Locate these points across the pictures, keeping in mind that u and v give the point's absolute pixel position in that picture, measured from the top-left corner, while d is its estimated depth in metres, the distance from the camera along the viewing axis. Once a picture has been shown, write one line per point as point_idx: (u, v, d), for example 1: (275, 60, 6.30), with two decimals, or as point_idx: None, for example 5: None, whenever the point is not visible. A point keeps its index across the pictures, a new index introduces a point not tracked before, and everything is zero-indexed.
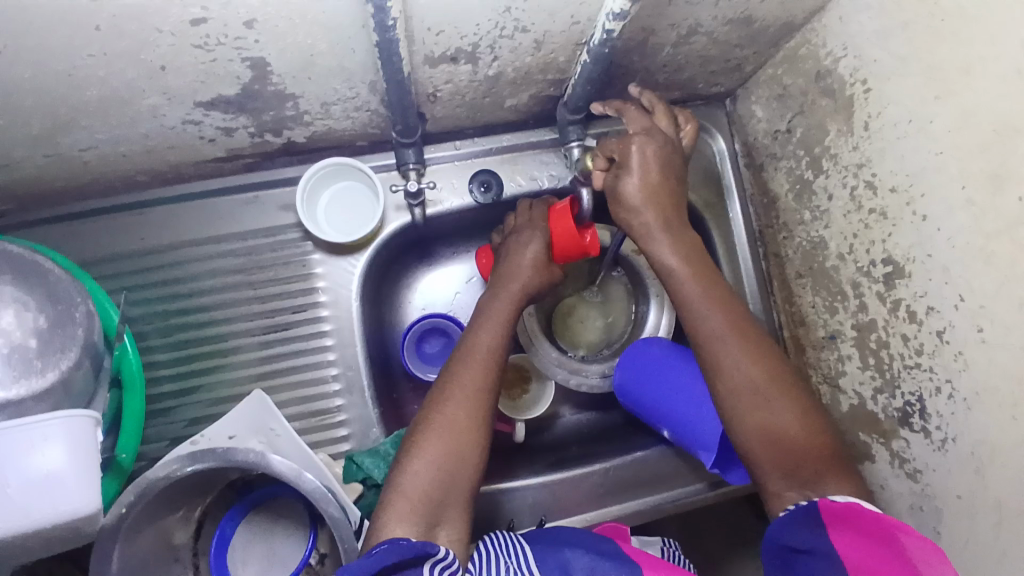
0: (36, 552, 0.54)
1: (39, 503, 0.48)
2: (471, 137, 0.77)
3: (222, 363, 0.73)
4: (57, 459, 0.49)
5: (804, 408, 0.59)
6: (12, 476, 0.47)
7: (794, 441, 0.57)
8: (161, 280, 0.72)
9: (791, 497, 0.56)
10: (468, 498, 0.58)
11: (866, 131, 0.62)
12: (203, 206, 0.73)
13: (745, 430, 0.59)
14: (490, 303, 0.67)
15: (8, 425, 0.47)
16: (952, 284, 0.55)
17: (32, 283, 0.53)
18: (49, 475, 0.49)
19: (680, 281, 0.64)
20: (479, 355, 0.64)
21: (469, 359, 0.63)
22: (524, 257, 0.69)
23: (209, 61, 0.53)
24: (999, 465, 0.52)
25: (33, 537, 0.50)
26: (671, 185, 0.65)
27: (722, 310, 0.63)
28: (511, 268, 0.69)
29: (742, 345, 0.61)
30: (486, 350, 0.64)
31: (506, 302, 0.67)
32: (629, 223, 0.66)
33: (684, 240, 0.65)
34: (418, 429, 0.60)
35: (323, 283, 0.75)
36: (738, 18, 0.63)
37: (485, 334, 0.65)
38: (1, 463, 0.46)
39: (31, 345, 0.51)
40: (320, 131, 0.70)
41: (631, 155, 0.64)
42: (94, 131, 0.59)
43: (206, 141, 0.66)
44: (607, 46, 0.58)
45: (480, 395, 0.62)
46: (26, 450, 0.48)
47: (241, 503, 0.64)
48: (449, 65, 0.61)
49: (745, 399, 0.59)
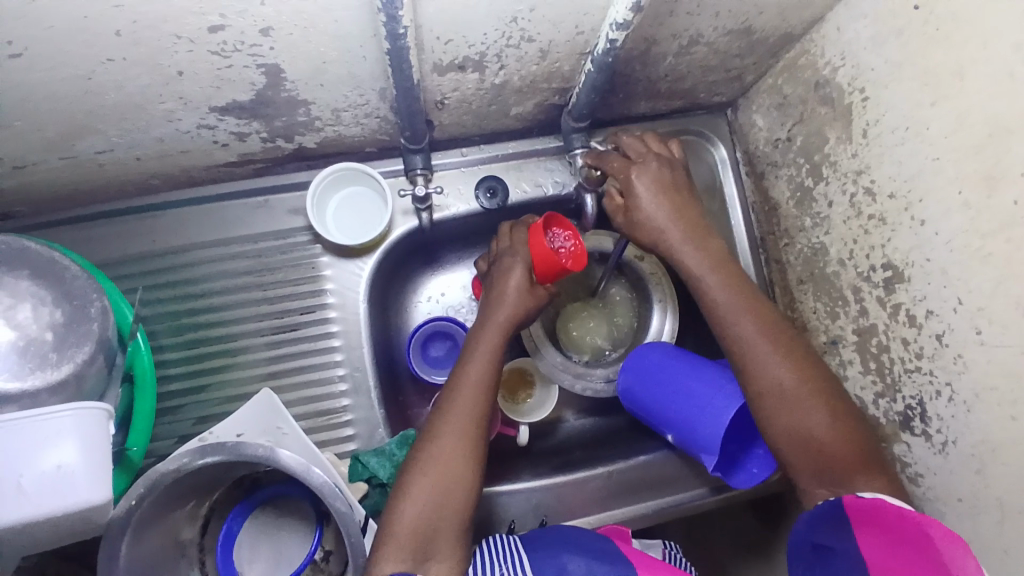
0: (56, 541, 0.56)
1: (50, 495, 0.50)
2: (477, 145, 0.79)
3: (230, 363, 0.74)
4: (69, 452, 0.50)
5: (836, 410, 0.60)
6: (26, 468, 0.49)
7: (827, 443, 0.59)
8: (173, 281, 0.74)
9: (821, 494, 0.58)
10: (460, 532, 0.59)
11: (865, 138, 0.63)
12: (214, 209, 0.75)
13: (775, 431, 0.61)
14: (483, 329, 0.68)
15: (24, 416, 0.49)
16: (950, 286, 0.56)
17: (51, 280, 0.55)
18: (62, 468, 0.50)
19: (705, 287, 0.66)
20: (470, 385, 0.64)
21: (461, 391, 0.64)
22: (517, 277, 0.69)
23: (225, 67, 0.55)
24: (1000, 464, 0.53)
25: (46, 527, 0.52)
26: (686, 203, 0.69)
27: (754, 315, 0.64)
28: (505, 282, 0.70)
29: (775, 348, 0.62)
30: (479, 379, 0.65)
31: (500, 326, 0.68)
32: (653, 242, 0.70)
33: (708, 249, 0.68)
34: (411, 462, 0.61)
35: (331, 285, 0.76)
36: (738, 29, 0.64)
37: (476, 362, 0.66)
38: (15, 455, 0.48)
39: (47, 339, 0.53)
40: (330, 137, 0.72)
41: (632, 184, 0.69)
42: (110, 135, 0.62)
43: (219, 146, 0.68)
44: (610, 55, 0.60)
45: (473, 427, 0.63)
46: (40, 442, 0.49)
47: (247, 502, 0.65)
48: (457, 73, 0.63)
49: (774, 401, 0.61)
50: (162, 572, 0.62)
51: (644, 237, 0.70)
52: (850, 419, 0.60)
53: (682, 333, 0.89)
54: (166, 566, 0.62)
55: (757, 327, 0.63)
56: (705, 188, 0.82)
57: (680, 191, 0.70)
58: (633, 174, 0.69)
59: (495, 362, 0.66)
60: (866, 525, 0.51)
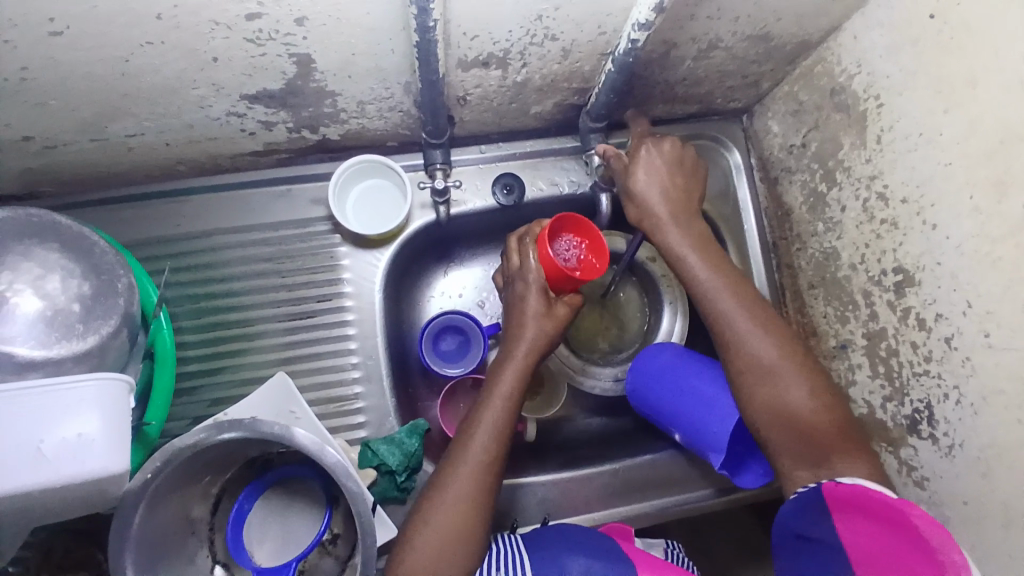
0: (64, 513, 0.56)
1: (70, 462, 0.49)
2: (496, 142, 0.81)
3: (246, 347, 0.75)
4: (90, 422, 0.50)
5: (818, 388, 0.61)
6: (47, 434, 0.49)
7: (806, 419, 0.59)
8: (194, 264, 0.76)
9: (802, 476, 0.58)
10: None
11: (879, 144, 0.64)
12: (237, 196, 0.77)
13: (756, 410, 0.62)
14: (505, 365, 0.68)
15: (47, 384, 0.49)
16: (960, 290, 0.56)
17: (79, 253, 0.57)
18: (82, 437, 0.50)
19: (684, 261, 0.69)
20: (488, 424, 0.64)
21: (479, 431, 0.64)
22: (535, 304, 0.69)
23: (259, 55, 0.57)
24: (1006, 467, 0.53)
25: (61, 496, 0.52)
26: (678, 186, 0.72)
27: (738, 294, 0.66)
28: (526, 306, 0.69)
29: (756, 326, 0.64)
30: (496, 419, 0.65)
31: (518, 363, 0.68)
32: (641, 217, 0.72)
33: (692, 232, 0.70)
34: (419, 511, 0.62)
35: (348, 274, 0.77)
36: (756, 35, 0.66)
37: (496, 401, 0.66)
38: (37, 420, 0.48)
39: (75, 310, 0.54)
40: (354, 130, 0.73)
41: (641, 149, 0.72)
42: (142, 118, 0.63)
43: (246, 134, 0.70)
44: (631, 55, 0.61)
45: (490, 467, 0.63)
46: (63, 410, 0.49)
47: (260, 481, 0.67)
48: (481, 69, 0.65)
49: (754, 377, 0.62)
50: (171, 547, 0.63)
51: (634, 211, 0.72)
52: (832, 398, 0.61)
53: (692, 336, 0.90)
54: (176, 541, 0.63)
55: (740, 307, 0.65)
56: (718, 193, 0.83)
57: (682, 175, 0.73)
58: (642, 147, 0.72)
59: (512, 404, 0.66)
60: (847, 511, 0.51)
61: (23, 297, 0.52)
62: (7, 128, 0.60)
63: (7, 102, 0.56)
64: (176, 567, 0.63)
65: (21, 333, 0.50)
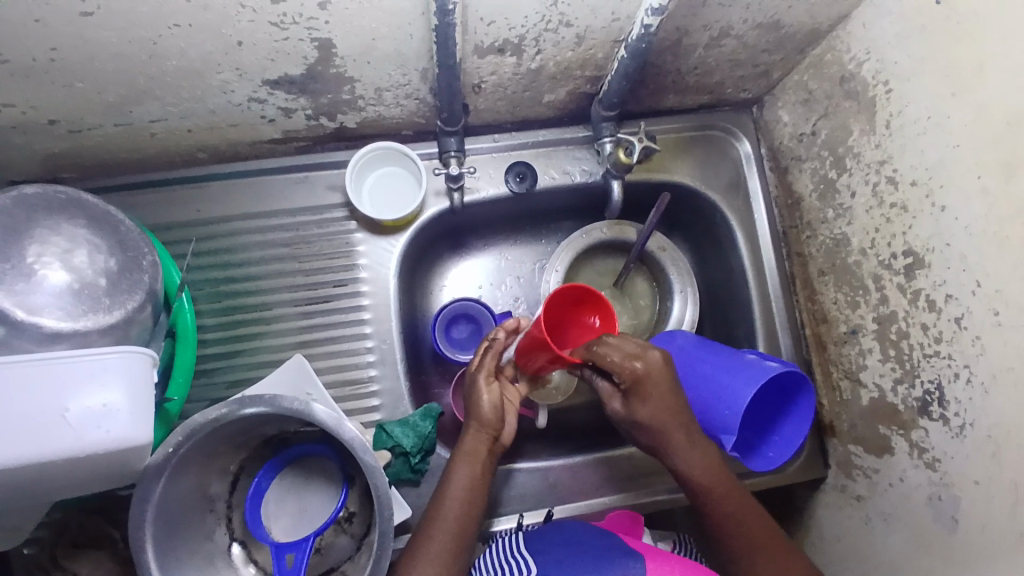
0: (78, 487, 0.55)
1: (93, 429, 0.49)
2: (509, 131, 0.82)
3: (263, 330, 0.77)
4: (113, 391, 0.50)
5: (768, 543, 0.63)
6: (72, 401, 0.48)
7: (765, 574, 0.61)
8: (213, 249, 0.77)
9: None
10: None
11: (888, 129, 0.65)
12: (255, 183, 0.78)
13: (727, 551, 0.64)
14: (456, 465, 0.65)
15: (72, 353, 0.48)
16: (969, 270, 0.57)
17: (106, 230, 0.59)
18: (107, 407, 0.49)
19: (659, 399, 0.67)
20: (447, 521, 0.62)
21: (437, 529, 0.62)
22: (482, 414, 0.66)
23: (281, 39, 0.58)
24: (1016, 444, 0.54)
25: (80, 468, 0.51)
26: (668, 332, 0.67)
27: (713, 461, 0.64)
28: (472, 416, 0.67)
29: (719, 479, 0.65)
30: (456, 518, 0.62)
31: (473, 462, 0.65)
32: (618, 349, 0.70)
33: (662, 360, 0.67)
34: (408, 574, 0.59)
35: (364, 260, 0.79)
36: (767, 23, 0.67)
37: (452, 501, 0.63)
38: (62, 387, 0.47)
39: (101, 284, 0.55)
40: (371, 118, 0.75)
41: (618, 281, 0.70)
42: (166, 103, 0.65)
43: (266, 121, 0.71)
44: (644, 40, 0.63)
45: (452, 561, 0.61)
46: (88, 377, 0.48)
47: (278, 459, 0.69)
48: (496, 56, 0.66)
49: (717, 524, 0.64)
50: (190, 522, 0.65)
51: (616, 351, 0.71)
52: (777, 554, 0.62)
53: (702, 325, 0.91)
54: (195, 515, 0.65)
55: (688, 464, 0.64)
56: (728, 183, 0.84)
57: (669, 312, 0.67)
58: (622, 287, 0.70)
59: (468, 505, 0.63)
60: None
61: (51, 270, 0.53)
62: (34, 111, 0.61)
63: (36, 83, 0.58)
64: (192, 544, 0.64)
65: (48, 304, 0.51)
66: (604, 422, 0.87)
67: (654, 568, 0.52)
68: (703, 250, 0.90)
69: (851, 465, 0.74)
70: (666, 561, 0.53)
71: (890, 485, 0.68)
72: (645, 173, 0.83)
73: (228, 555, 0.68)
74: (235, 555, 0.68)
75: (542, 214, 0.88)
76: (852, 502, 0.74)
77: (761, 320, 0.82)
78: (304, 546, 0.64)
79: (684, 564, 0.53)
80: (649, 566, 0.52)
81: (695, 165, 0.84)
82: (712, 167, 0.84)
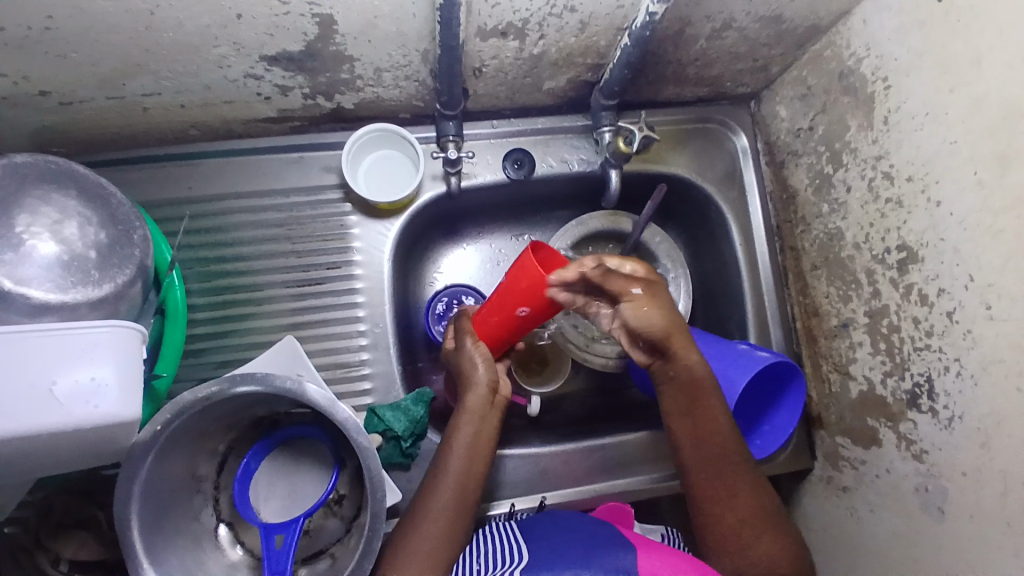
0: (65, 464, 0.54)
1: (81, 404, 0.47)
2: (508, 118, 0.82)
3: (255, 310, 0.76)
4: (101, 365, 0.48)
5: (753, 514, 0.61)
6: (60, 375, 0.47)
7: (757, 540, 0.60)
8: (205, 228, 0.76)
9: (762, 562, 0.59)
10: (428, 561, 0.59)
11: (885, 125, 0.66)
12: (250, 162, 0.77)
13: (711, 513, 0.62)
14: (456, 424, 0.66)
15: (60, 326, 0.47)
16: (962, 264, 0.58)
17: (97, 202, 0.57)
18: (96, 382, 0.48)
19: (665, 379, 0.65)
20: (450, 475, 0.63)
21: (442, 482, 0.63)
22: (475, 379, 0.66)
23: (281, 13, 0.57)
24: (1004, 436, 0.55)
25: (68, 443, 0.50)
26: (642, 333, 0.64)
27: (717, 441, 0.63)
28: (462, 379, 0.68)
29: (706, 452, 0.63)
30: (462, 470, 0.64)
31: (474, 417, 0.66)
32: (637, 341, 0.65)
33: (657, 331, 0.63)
34: (416, 510, 0.62)
35: (359, 243, 0.78)
36: (768, 16, 0.67)
37: (458, 449, 0.65)
38: (50, 360, 0.46)
39: (90, 258, 0.54)
40: (369, 98, 0.74)
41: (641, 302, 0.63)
42: (161, 76, 0.64)
43: (262, 99, 0.70)
44: (648, 28, 0.63)
45: (460, 514, 0.62)
46: (76, 352, 0.47)
47: (267, 440, 0.69)
48: (498, 39, 0.66)
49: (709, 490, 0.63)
50: (178, 502, 0.64)
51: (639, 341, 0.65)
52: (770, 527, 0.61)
53: (694, 317, 0.91)
54: (183, 496, 0.65)
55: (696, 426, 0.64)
56: (724, 176, 0.84)
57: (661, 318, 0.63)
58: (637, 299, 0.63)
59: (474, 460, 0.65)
60: None
61: (40, 241, 0.52)
62: (26, 82, 0.60)
63: (29, 54, 0.56)
64: (180, 524, 0.64)
65: (37, 275, 0.50)
66: (595, 410, 0.87)
67: (643, 558, 0.51)
68: (697, 243, 0.90)
69: (839, 457, 0.75)
70: (655, 554, 0.53)
71: (877, 476, 0.69)
72: (642, 164, 0.83)
73: (215, 536, 0.67)
74: (223, 537, 0.67)
75: (537, 202, 0.88)
76: (838, 493, 0.75)
77: (753, 313, 0.83)
78: (293, 527, 0.63)
79: (675, 558, 0.52)
80: (638, 557, 0.51)
81: (693, 158, 0.84)
82: (709, 161, 0.85)
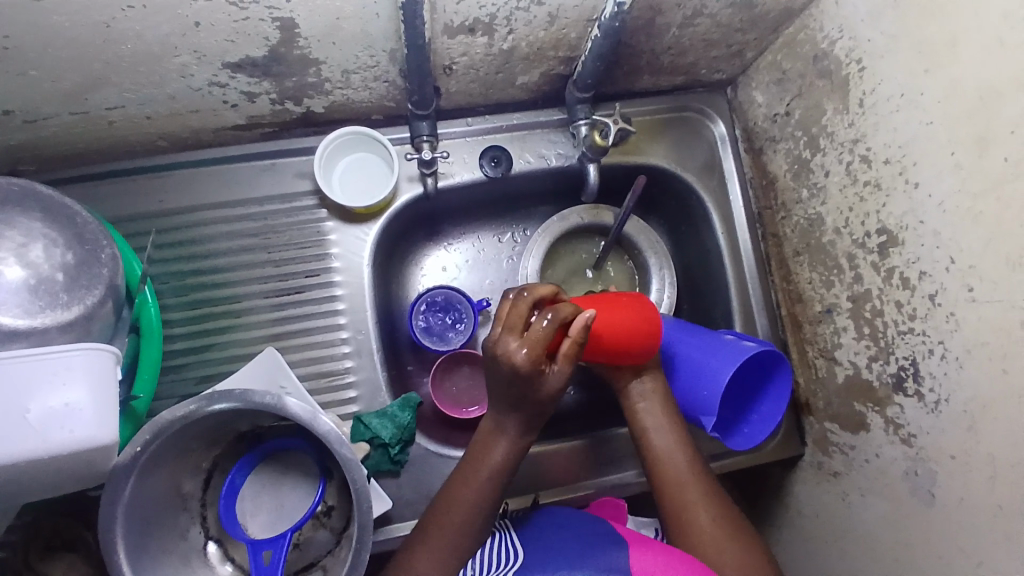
0: (42, 491, 0.53)
1: (56, 429, 0.46)
2: (483, 115, 0.80)
3: (234, 323, 0.75)
4: (74, 390, 0.47)
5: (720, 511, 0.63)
6: (34, 402, 0.46)
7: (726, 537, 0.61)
8: (180, 241, 0.75)
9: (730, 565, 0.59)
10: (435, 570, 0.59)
11: (861, 107, 0.65)
12: (220, 171, 0.75)
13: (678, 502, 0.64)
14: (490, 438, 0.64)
15: (26, 352, 0.46)
16: (943, 247, 0.58)
17: (62, 223, 0.56)
18: (70, 407, 0.47)
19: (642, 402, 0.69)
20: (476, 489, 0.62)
21: (465, 499, 0.62)
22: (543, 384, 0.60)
23: (241, 19, 0.55)
24: (991, 420, 0.55)
25: (47, 471, 0.49)
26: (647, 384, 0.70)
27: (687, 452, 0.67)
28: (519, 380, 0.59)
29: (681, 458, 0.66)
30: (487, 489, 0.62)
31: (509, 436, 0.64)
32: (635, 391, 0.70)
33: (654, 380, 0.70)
34: (433, 518, 0.62)
35: (337, 250, 0.77)
36: (740, 1, 0.66)
37: (487, 466, 0.63)
38: (20, 388, 0.45)
39: (58, 279, 0.53)
40: (338, 102, 0.72)
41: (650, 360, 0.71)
42: (123, 89, 0.62)
43: (229, 107, 0.68)
44: (618, 19, 0.62)
45: (475, 531, 0.61)
46: (47, 377, 0.46)
47: (252, 454, 0.68)
48: (467, 36, 0.64)
49: (677, 484, 0.65)
50: (163, 522, 0.63)
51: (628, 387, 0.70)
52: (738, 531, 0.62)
53: (680, 307, 0.91)
54: (168, 516, 0.64)
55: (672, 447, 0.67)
56: (703, 165, 0.84)
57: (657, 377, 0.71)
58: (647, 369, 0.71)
59: (496, 478, 0.63)
60: None
61: (6, 266, 0.52)
62: None
63: None
64: (166, 544, 0.63)
65: (5, 301, 0.50)
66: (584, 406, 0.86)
67: (637, 557, 0.50)
68: (679, 233, 0.89)
69: (828, 442, 0.75)
70: (650, 552, 0.52)
71: (867, 460, 0.69)
72: (622, 155, 0.83)
73: (204, 554, 0.66)
74: (212, 554, 0.67)
75: (517, 199, 0.87)
76: (829, 478, 0.75)
77: (737, 302, 0.82)
78: (281, 542, 0.63)
79: (668, 554, 0.51)
80: (632, 556, 0.51)
81: (672, 148, 0.84)
82: (688, 150, 0.84)
